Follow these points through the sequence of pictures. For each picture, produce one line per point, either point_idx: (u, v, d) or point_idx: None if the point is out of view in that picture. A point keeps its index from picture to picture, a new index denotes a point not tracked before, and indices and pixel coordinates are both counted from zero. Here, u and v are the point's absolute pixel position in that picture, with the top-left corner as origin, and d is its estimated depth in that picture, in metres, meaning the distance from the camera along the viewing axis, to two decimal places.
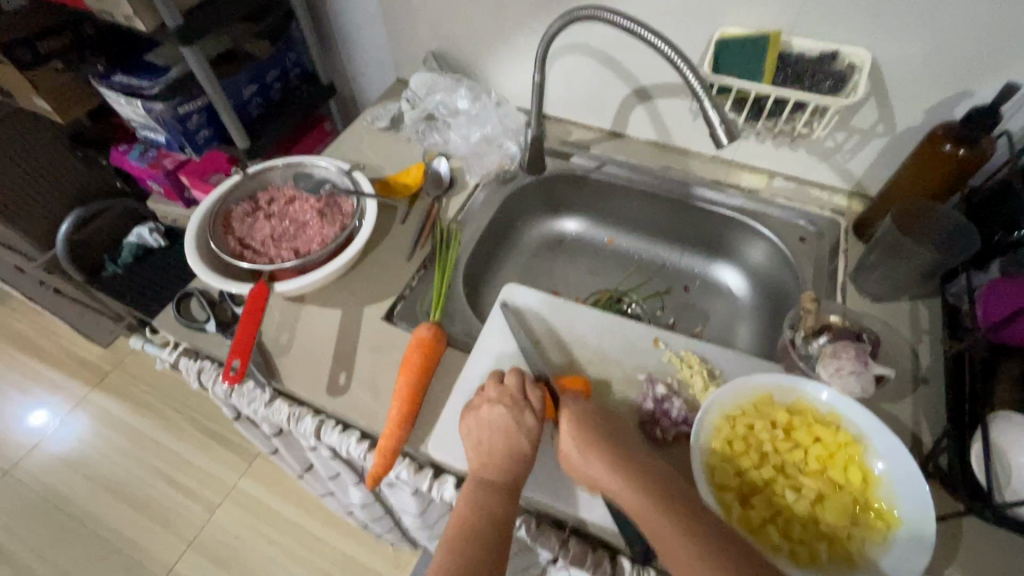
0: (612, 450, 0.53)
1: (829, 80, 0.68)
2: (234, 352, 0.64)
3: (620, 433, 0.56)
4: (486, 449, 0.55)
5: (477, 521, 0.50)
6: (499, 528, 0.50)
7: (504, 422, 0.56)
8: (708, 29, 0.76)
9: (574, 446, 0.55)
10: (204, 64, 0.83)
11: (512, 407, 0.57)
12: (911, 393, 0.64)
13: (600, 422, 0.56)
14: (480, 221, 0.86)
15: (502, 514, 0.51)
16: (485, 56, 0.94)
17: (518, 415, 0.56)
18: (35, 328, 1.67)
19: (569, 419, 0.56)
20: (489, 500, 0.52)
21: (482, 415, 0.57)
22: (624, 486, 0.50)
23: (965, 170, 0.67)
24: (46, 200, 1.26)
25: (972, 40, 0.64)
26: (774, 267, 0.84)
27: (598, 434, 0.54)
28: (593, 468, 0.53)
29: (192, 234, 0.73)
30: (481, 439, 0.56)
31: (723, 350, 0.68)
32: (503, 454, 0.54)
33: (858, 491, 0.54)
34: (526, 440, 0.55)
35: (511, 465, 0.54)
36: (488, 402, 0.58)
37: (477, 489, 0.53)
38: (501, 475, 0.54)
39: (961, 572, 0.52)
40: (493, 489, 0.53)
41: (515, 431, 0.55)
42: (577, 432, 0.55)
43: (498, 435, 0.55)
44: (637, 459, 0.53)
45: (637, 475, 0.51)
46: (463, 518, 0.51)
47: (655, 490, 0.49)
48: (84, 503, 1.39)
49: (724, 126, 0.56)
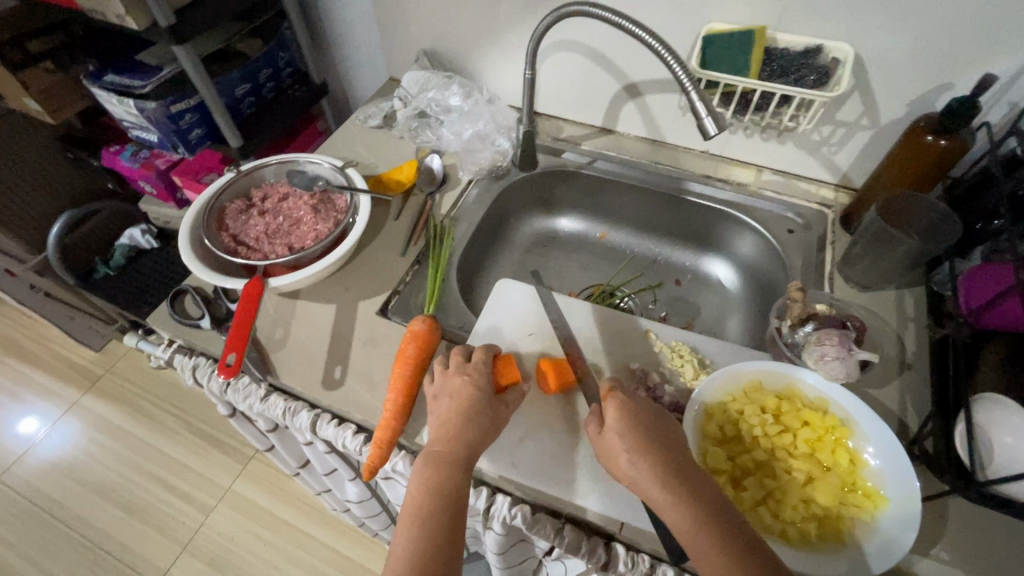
0: (664, 458, 0.49)
1: (815, 74, 0.70)
2: (230, 346, 0.63)
3: (672, 433, 0.52)
4: (445, 417, 0.56)
5: (427, 497, 0.50)
6: (445, 497, 0.50)
7: (461, 392, 0.57)
8: (694, 26, 0.77)
9: (623, 446, 0.50)
10: (197, 63, 0.83)
11: (473, 379, 0.58)
12: (896, 378, 0.65)
13: (649, 423, 0.52)
14: (473, 216, 0.87)
15: (450, 484, 0.50)
16: (477, 53, 0.95)
17: (479, 384, 0.58)
18: (25, 333, 1.66)
19: (617, 417, 0.52)
20: (437, 475, 0.51)
21: (445, 388, 0.59)
22: (672, 502, 0.46)
23: (946, 159, 0.69)
24: (36, 203, 1.25)
25: (952, 34, 0.66)
26: (761, 259, 0.86)
27: (649, 437, 0.51)
28: (640, 473, 0.49)
29: (186, 231, 0.72)
30: (440, 408, 0.57)
31: (713, 340, 0.69)
32: (462, 424, 0.54)
33: (846, 473, 0.55)
34: (479, 405, 0.56)
35: (469, 431, 0.54)
36: (455, 374, 0.59)
37: (427, 462, 0.52)
38: (450, 446, 0.53)
39: (947, 551, 0.53)
40: (440, 463, 0.52)
41: (474, 400, 0.56)
42: (625, 432, 0.51)
43: (451, 402, 0.57)
44: (685, 470, 0.49)
45: (687, 492, 0.47)
46: (415, 492, 0.50)
47: (706, 514, 0.45)
48: (76, 509, 1.38)
49: (712, 117, 0.57)
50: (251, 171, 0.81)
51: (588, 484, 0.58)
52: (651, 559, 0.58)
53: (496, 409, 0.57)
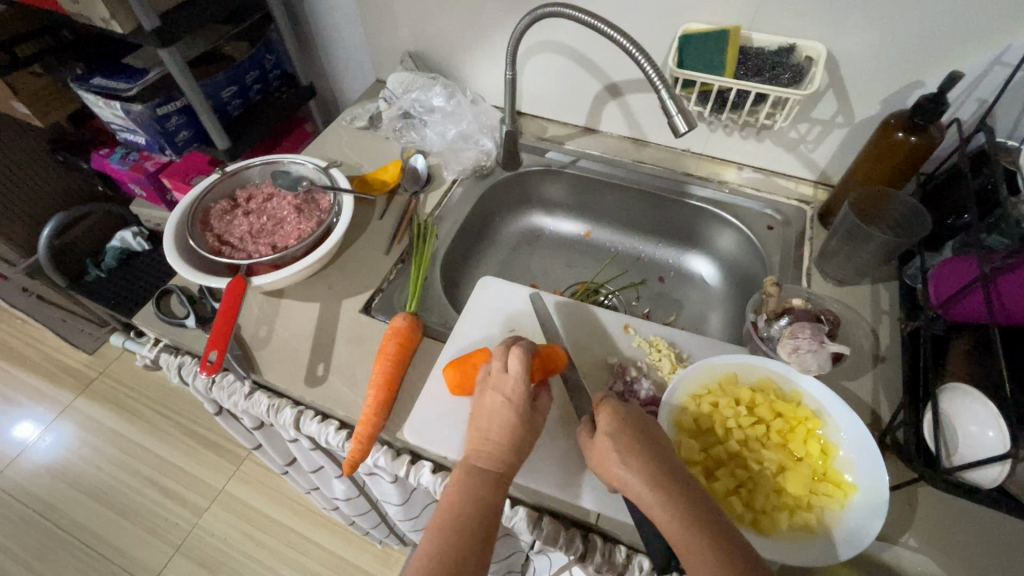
0: (654, 459, 0.50)
1: (788, 73, 0.71)
2: (211, 343, 0.64)
3: (662, 436, 0.53)
4: (486, 434, 0.54)
5: (461, 508, 0.49)
6: (484, 512, 0.49)
7: (504, 409, 0.55)
8: (672, 26, 0.78)
9: (614, 447, 0.51)
10: (182, 66, 0.84)
11: (516, 396, 0.55)
12: (869, 370, 0.66)
13: (643, 425, 0.53)
14: (457, 215, 0.88)
15: (489, 501, 0.50)
16: (461, 55, 0.96)
17: (518, 401, 0.55)
18: (19, 336, 1.66)
19: (609, 417, 0.53)
20: (478, 489, 0.50)
21: (484, 403, 0.56)
22: (662, 502, 0.47)
23: (918, 156, 0.70)
24: (27, 206, 1.26)
25: (920, 33, 0.67)
26: (742, 255, 0.87)
27: (640, 440, 0.51)
28: (630, 473, 0.49)
29: (170, 232, 0.73)
30: (480, 422, 0.55)
31: (690, 335, 0.70)
32: (503, 443, 0.53)
33: (818, 463, 0.56)
34: (524, 423, 0.54)
35: (513, 450, 0.53)
36: (493, 388, 0.57)
37: (465, 475, 0.52)
38: (493, 462, 0.52)
39: (916, 538, 0.55)
40: (481, 476, 0.51)
41: (516, 418, 0.54)
42: (616, 432, 0.52)
43: (498, 421, 0.54)
44: (676, 471, 0.49)
45: (677, 492, 0.47)
46: (449, 502, 0.50)
47: (695, 514, 0.46)
48: (70, 511, 1.38)
49: (682, 114, 0.58)
50: (236, 171, 0.82)
51: (567, 478, 0.59)
52: (627, 549, 0.59)
53: (536, 422, 0.56)
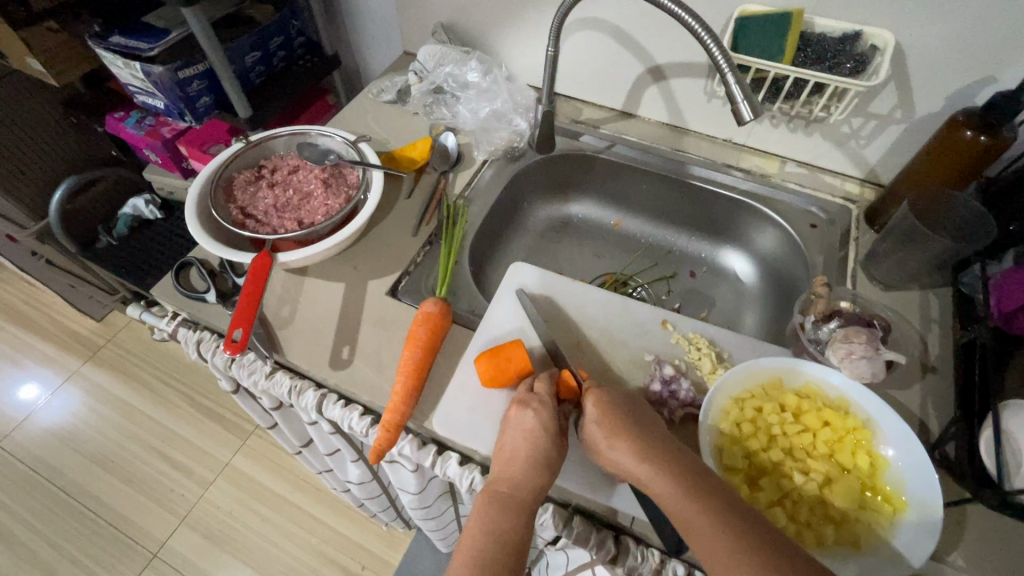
0: (641, 440, 0.49)
1: (851, 61, 0.67)
2: (236, 322, 0.61)
3: (646, 417, 0.53)
4: (510, 457, 0.52)
5: (485, 541, 0.46)
6: (510, 548, 0.46)
7: (528, 425, 0.53)
8: (729, 6, 0.73)
9: (601, 435, 0.51)
10: (206, 25, 0.79)
11: (540, 412, 0.54)
12: (919, 380, 0.63)
13: (628, 409, 0.52)
14: (486, 198, 0.84)
15: (512, 534, 0.47)
16: (496, 27, 0.91)
17: (541, 420, 0.53)
18: (26, 300, 1.64)
19: (593, 404, 0.53)
20: (498, 519, 0.48)
21: (510, 418, 0.55)
22: (652, 475, 0.46)
23: (984, 156, 0.66)
24: (38, 166, 1.23)
25: (1001, 25, 0.62)
26: (781, 253, 0.84)
27: (627, 422, 0.51)
28: (620, 455, 0.49)
29: (192, 200, 0.70)
30: (505, 444, 0.53)
31: (732, 334, 0.67)
32: (527, 462, 0.51)
33: (867, 476, 0.53)
34: (550, 443, 0.52)
35: (534, 475, 0.50)
36: (515, 406, 0.55)
37: (487, 503, 0.49)
38: (513, 487, 0.50)
39: (964, 559, 0.52)
40: (503, 505, 0.49)
41: (538, 432, 0.52)
42: (602, 417, 0.52)
43: (520, 438, 0.53)
44: (665, 446, 0.49)
45: (665, 461, 0.47)
46: (473, 533, 0.47)
47: (685, 480, 0.45)
48: (76, 478, 1.37)
49: (747, 102, 0.55)
50: (261, 142, 0.78)
51: (599, 479, 0.56)
52: (661, 553, 0.57)
53: (564, 443, 0.54)
